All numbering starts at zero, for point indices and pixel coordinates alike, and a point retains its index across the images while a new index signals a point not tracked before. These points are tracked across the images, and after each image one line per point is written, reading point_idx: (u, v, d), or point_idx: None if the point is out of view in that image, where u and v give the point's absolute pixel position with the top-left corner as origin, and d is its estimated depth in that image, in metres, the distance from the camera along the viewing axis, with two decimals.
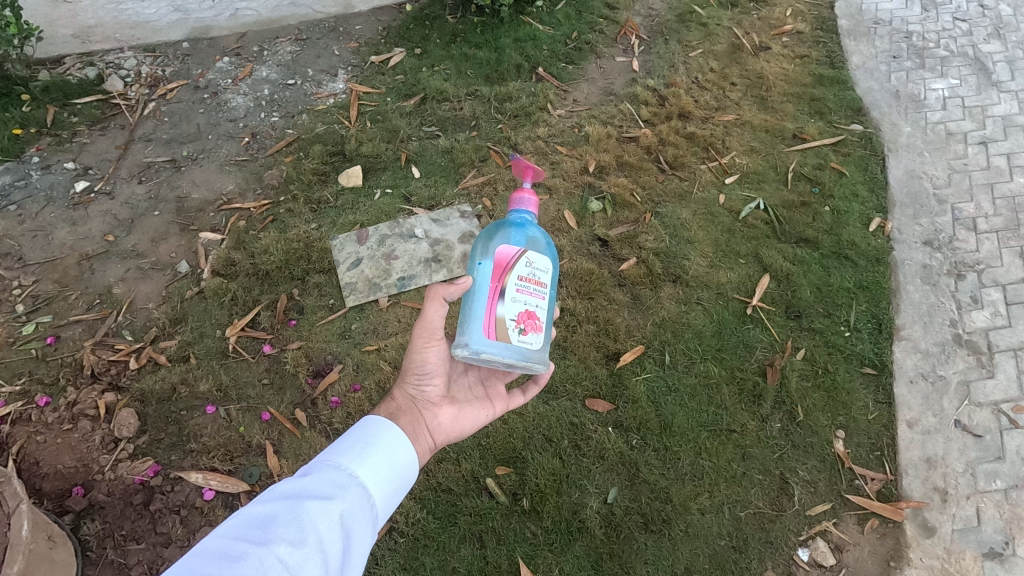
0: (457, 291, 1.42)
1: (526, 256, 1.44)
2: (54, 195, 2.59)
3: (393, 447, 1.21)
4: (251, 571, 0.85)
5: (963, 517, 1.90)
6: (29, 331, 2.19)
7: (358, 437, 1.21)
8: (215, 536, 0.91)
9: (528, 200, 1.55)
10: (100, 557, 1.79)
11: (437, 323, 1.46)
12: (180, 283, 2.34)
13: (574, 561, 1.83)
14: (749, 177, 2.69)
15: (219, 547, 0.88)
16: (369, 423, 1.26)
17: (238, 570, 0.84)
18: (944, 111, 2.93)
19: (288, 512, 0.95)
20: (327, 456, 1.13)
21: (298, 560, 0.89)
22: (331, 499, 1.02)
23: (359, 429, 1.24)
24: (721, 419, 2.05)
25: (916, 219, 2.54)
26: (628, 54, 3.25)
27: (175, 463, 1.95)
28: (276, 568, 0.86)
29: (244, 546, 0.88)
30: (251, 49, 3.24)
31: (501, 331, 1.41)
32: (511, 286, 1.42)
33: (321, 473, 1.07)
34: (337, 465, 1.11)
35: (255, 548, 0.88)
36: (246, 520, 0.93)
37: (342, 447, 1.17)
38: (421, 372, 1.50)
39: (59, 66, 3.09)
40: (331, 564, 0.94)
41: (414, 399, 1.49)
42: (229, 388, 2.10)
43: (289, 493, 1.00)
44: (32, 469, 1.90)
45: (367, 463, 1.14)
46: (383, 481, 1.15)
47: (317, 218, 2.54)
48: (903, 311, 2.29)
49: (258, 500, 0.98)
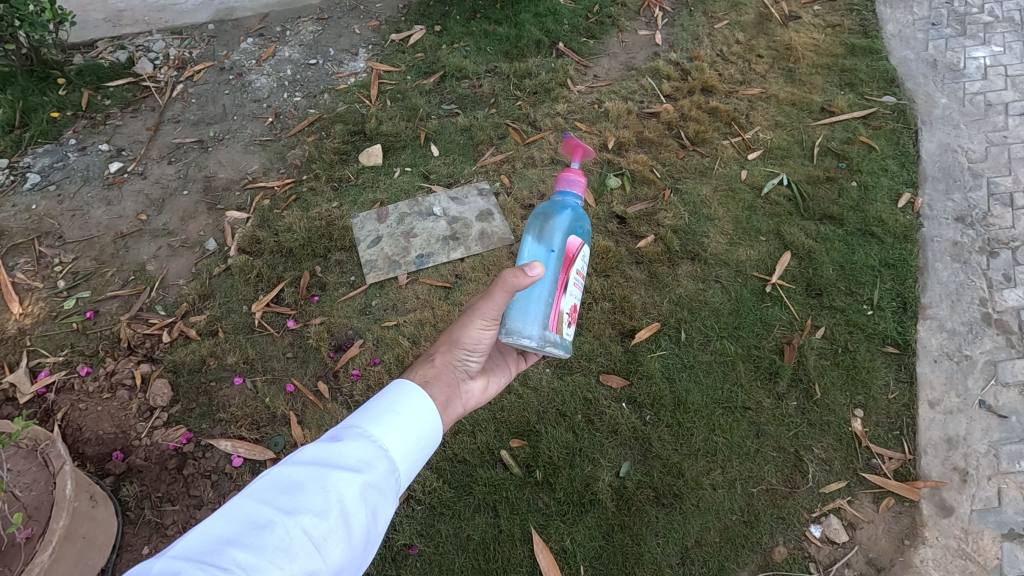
0: (526, 282, 1.35)
1: (585, 250, 1.56)
2: (90, 175, 2.70)
3: (418, 412, 1.19)
4: (277, 542, 0.87)
5: (983, 497, 1.86)
6: (70, 305, 2.30)
7: (385, 403, 1.18)
8: (247, 498, 0.94)
9: (577, 184, 1.61)
10: (139, 517, 1.89)
11: (501, 309, 1.44)
12: (208, 260, 2.42)
13: (585, 531, 1.86)
14: (772, 153, 2.63)
15: (249, 513, 0.91)
16: (395, 389, 1.22)
17: (264, 539, 0.86)
18: (985, 80, 2.80)
19: (315, 481, 0.96)
20: (352, 423, 1.12)
21: (322, 533, 0.90)
22: (360, 469, 1.02)
23: (390, 391, 1.23)
24: (736, 396, 2.05)
25: (948, 195, 2.45)
26: (651, 27, 3.18)
27: (205, 431, 2.05)
28: (302, 539, 0.88)
29: (271, 515, 0.90)
30: (274, 30, 3.29)
31: (561, 325, 1.55)
32: (574, 278, 1.53)
33: (346, 439, 1.07)
34: (363, 432, 1.10)
35: (281, 518, 0.90)
36: (275, 485, 0.95)
37: (367, 413, 1.15)
38: (472, 347, 1.49)
39: (91, 49, 3.18)
40: (356, 535, 0.95)
41: (455, 367, 1.46)
42: (255, 360, 2.18)
43: (316, 460, 1.01)
44: (76, 434, 2.01)
45: (397, 430, 1.13)
46: (409, 451, 1.14)
47: (338, 197, 2.59)
48: (929, 289, 2.24)
49: (286, 464, 1.00)
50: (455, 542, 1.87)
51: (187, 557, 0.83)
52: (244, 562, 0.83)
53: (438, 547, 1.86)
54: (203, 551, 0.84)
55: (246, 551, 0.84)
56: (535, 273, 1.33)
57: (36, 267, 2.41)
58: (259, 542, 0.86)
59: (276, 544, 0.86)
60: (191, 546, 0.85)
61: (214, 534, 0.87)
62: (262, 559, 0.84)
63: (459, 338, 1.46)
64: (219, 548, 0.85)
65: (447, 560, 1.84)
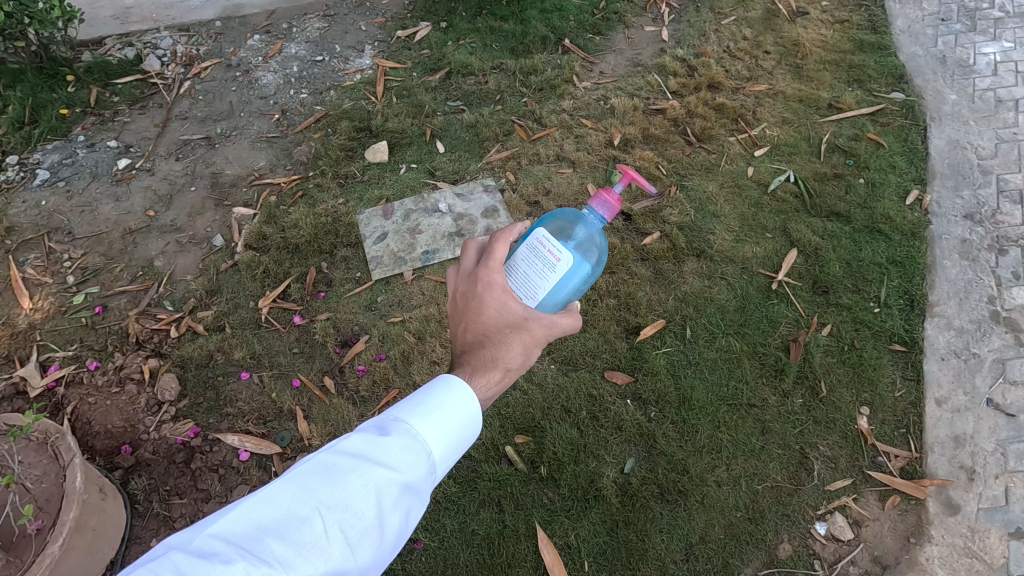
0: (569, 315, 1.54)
1: None
2: (98, 171, 2.72)
3: (463, 412, 1.14)
4: (315, 538, 0.85)
5: (990, 496, 1.85)
6: (79, 300, 2.32)
7: (432, 395, 1.13)
8: (285, 481, 0.92)
9: (614, 211, 1.49)
10: (147, 510, 1.91)
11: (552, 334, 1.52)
12: (215, 256, 2.44)
13: (589, 527, 1.87)
14: (780, 149, 2.62)
15: (289, 499, 0.88)
16: (443, 380, 1.16)
17: (303, 534, 0.84)
18: (995, 76, 2.77)
19: (357, 476, 0.93)
20: (398, 414, 1.07)
21: (357, 533, 0.89)
22: (399, 468, 0.98)
23: (434, 385, 1.16)
24: (742, 393, 2.05)
25: (957, 192, 2.43)
26: (658, 23, 3.17)
27: (213, 425, 2.06)
28: (339, 538, 0.86)
29: (311, 507, 0.88)
30: (281, 27, 3.30)
31: None
32: None
33: (392, 433, 1.03)
34: (409, 426, 1.05)
35: (321, 512, 0.87)
36: (315, 474, 0.92)
37: (413, 405, 1.10)
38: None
39: (100, 47, 3.20)
40: (388, 537, 0.93)
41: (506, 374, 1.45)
42: (262, 356, 2.20)
43: (361, 453, 0.97)
44: (85, 428, 2.02)
45: (437, 429, 1.08)
46: (447, 450, 1.10)
47: (344, 193, 2.60)
48: (937, 286, 2.22)
49: (330, 450, 0.97)
50: (460, 537, 1.87)
51: (225, 540, 0.82)
52: (281, 557, 0.81)
53: (443, 542, 1.86)
54: (242, 536, 0.83)
55: (285, 545, 0.83)
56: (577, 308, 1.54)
57: (46, 263, 2.43)
58: (297, 537, 0.84)
59: (314, 540, 0.84)
60: (229, 528, 0.84)
61: (253, 518, 0.85)
62: (299, 555, 0.82)
63: (533, 354, 1.42)
64: (256, 535, 0.83)
65: (452, 554, 1.85)
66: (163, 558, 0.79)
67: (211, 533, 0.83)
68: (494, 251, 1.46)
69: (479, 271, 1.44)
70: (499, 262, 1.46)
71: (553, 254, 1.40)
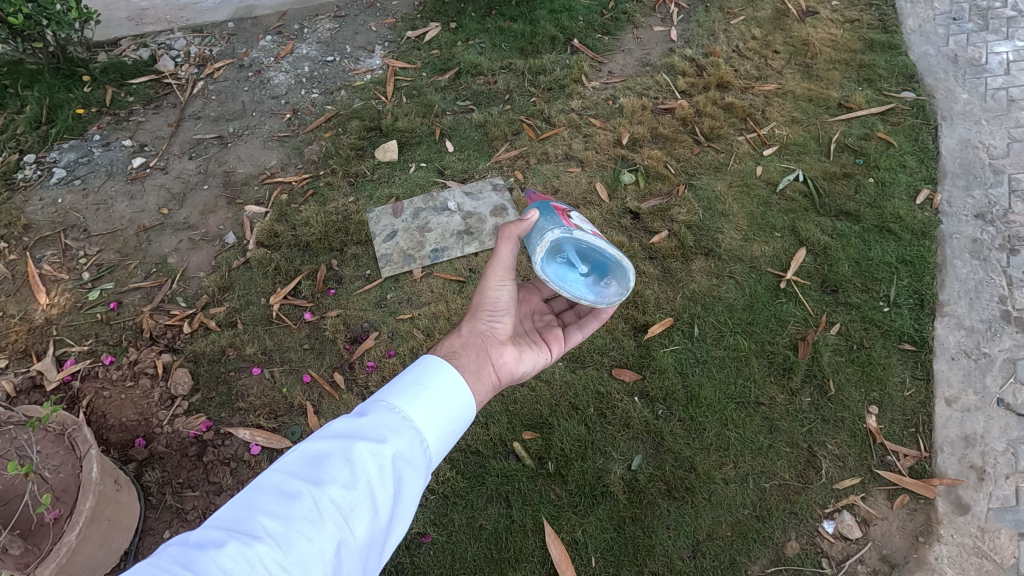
0: (526, 228, 1.52)
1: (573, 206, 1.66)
2: (113, 170, 2.77)
3: (447, 388, 1.18)
4: (306, 511, 0.88)
5: (1000, 496, 1.84)
6: (95, 296, 2.36)
7: (413, 378, 1.17)
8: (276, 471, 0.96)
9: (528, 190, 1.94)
10: (160, 502, 1.94)
11: (511, 264, 1.50)
12: (227, 253, 2.47)
13: (596, 523, 1.87)
14: (789, 149, 2.62)
15: (278, 483, 0.92)
16: (424, 364, 1.21)
17: (294, 508, 0.88)
18: (1007, 75, 2.75)
19: (341, 453, 0.97)
20: (380, 397, 1.11)
21: (350, 504, 0.91)
22: (384, 442, 1.01)
23: (412, 371, 1.21)
24: (749, 391, 2.05)
25: (968, 191, 2.42)
26: (667, 23, 3.18)
27: (225, 419, 2.09)
28: (330, 510, 0.89)
29: (300, 485, 0.91)
30: (292, 27, 3.34)
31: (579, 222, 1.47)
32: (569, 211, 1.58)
33: (373, 413, 1.06)
34: (391, 405, 1.09)
35: (310, 488, 0.91)
36: (303, 458, 0.96)
37: (395, 388, 1.14)
38: (494, 308, 1.51)
39: (115, 48, 3.25)
40: (382, 508, 0.95)
41: (483, 334, 1.50)
42: (273, 351, 2.22)
43: (344, 433, 1.01)
44: (100, 421, 2.06)
45: (421, 407, 1.11)
46: (438, 425, 1.13)
47: (354, 192, 2.63)
48: (947, 286, 2.21)
49: (315, 437, 1.01)
50: (468, 531, 1.89)
51: (220, 526, 0.86)
52: (274, 531, 0.85)
53: (451, 536, 1.88)
54: (236, 520, 0.87)
55: (277, 521, 0.86)
56: (530, 216, 1.52)
57: (63, 260, 2.48)
58: (288, 513, 0.87)
59: (305, 513, 0.88)
60: (224, 515, 0.88)
61: (246, 504, 0.90)
62: (291, 529, 0.86)
63: (481, 298, 1.50)
64: (250, 517, 0.87)
65: (460, 549, 1.86)
66: (163, 551, 0.83)
67: (207, 524, 0.87)
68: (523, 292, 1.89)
69: None
70: None
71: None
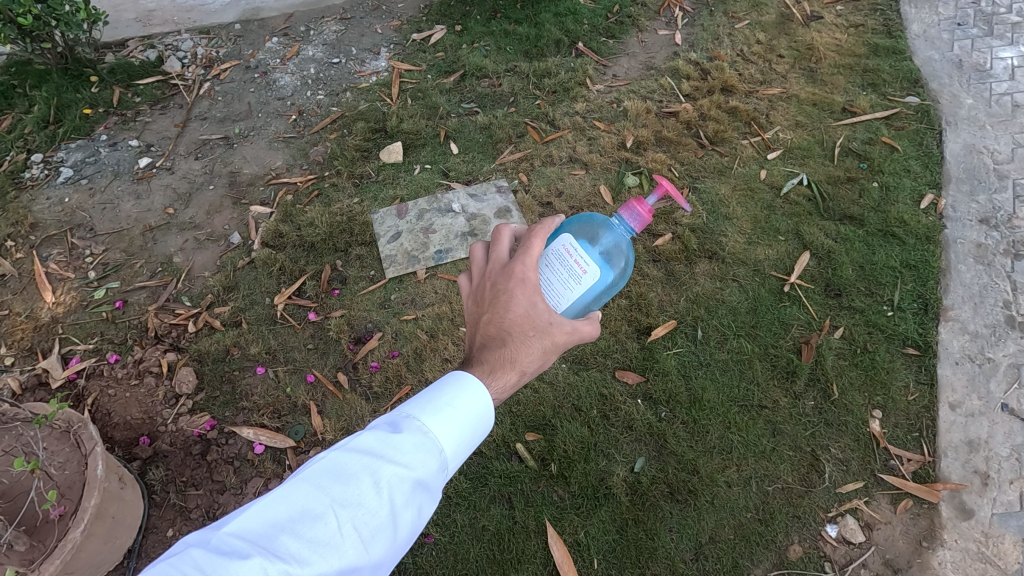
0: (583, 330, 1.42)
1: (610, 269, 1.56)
2: (120, 170, 2.78)
3: (476, 409, 1.14)
4: (328, 534, 0.87)
5: (1005, 501, 1.83)
6: (100, 295, 2.37)
7: (443, 392, 1.13)
8: (300, 481, 0.94)
9: (644, 222, 1.43)
10: (164, 500, 1.94)
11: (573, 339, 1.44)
12: (232, 253, 2.48)
13: (599, 525, 1.87)
14: (793, 153, 2.62)
15: (302, 498, 0.91)
16: (456, 376, 1.17)
17: (317, 531, 0.87)
18: (1012, 81, 2.75)
19: (368, 474, 0.95)
20: (409, 412, 1.08)
21: (371, 530, 0.91)
22: (410, 468, 0.99)
23: (441, 382, 1.16)
24: (752, 394, 2.05)
25: (973, 196, 2.42)
26: (671, 27, 3.19)
27: (228, 418, 2.10)
28: (352, 536, 0.89)
29: (325, 505, 0.90)
30: (299, 30, 3.36)
31: None
32: None
33: (402, 431, 1.04)
34: (420, 422, 1.06)
35: (334, 509, 0.90)
36: (328, 472, 0.95)
37: (424, 402, 1.10)
38: None
39: (122, 49, 3.27)
40: (400, 535, 0.95)
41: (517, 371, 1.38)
42: (277, 351, 2.23)
43: (372, 451, 0.99)
44: (105, 419, 2.07)
45: (447, 429, 1.08)
46: (461, 446, 1.11)
47: (359, 193, 2.64)
48: (952, 291, 2.21)
49: (341, 448, 0.99)
50: (471, 532, 1.89)
51: (242, 537, 0.85)
52: (297, 553, 0.84)
53: (454, 537, 1.88)
54: (258, 532, 0.86)
55: (300, 542, 0.85)
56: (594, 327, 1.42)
57: (69, 258, 2.49)
58: (312, 533, 0.86)
59: (328, 537, 0.87)
60: (245, 526, 0.87)
61: (268, 515, 0.88)
62: (314, 552, 0.85)
63: (550, 358, 1.36)
64: (272, 534, 0.86)
65: (463, 549, 1.86)
66: (183, 553, 0.82)
67: (229, 530, 0.86)
68: (526, 245, 1.36)
69: (513, 262, 1.36)
70: (534, 258, 1.36)
71: (580, 265, 1.36)
